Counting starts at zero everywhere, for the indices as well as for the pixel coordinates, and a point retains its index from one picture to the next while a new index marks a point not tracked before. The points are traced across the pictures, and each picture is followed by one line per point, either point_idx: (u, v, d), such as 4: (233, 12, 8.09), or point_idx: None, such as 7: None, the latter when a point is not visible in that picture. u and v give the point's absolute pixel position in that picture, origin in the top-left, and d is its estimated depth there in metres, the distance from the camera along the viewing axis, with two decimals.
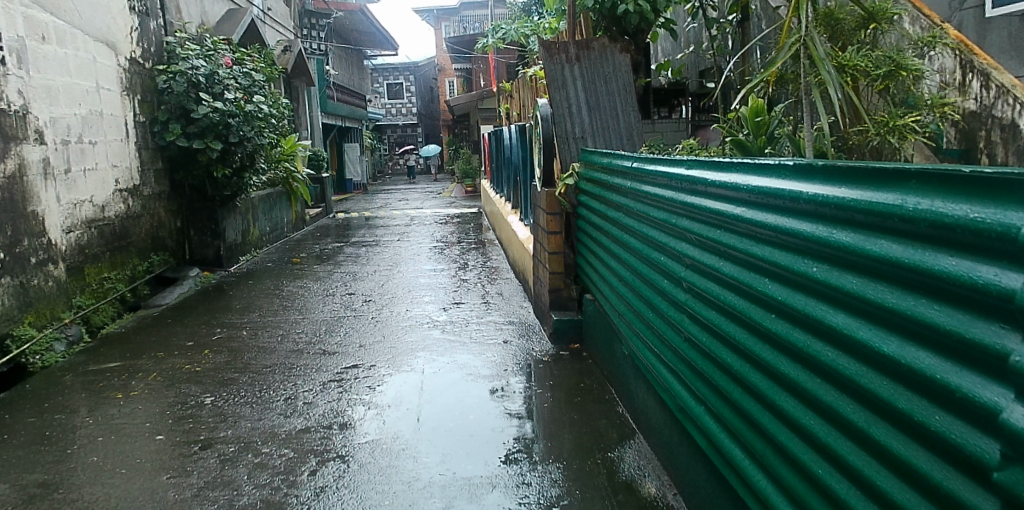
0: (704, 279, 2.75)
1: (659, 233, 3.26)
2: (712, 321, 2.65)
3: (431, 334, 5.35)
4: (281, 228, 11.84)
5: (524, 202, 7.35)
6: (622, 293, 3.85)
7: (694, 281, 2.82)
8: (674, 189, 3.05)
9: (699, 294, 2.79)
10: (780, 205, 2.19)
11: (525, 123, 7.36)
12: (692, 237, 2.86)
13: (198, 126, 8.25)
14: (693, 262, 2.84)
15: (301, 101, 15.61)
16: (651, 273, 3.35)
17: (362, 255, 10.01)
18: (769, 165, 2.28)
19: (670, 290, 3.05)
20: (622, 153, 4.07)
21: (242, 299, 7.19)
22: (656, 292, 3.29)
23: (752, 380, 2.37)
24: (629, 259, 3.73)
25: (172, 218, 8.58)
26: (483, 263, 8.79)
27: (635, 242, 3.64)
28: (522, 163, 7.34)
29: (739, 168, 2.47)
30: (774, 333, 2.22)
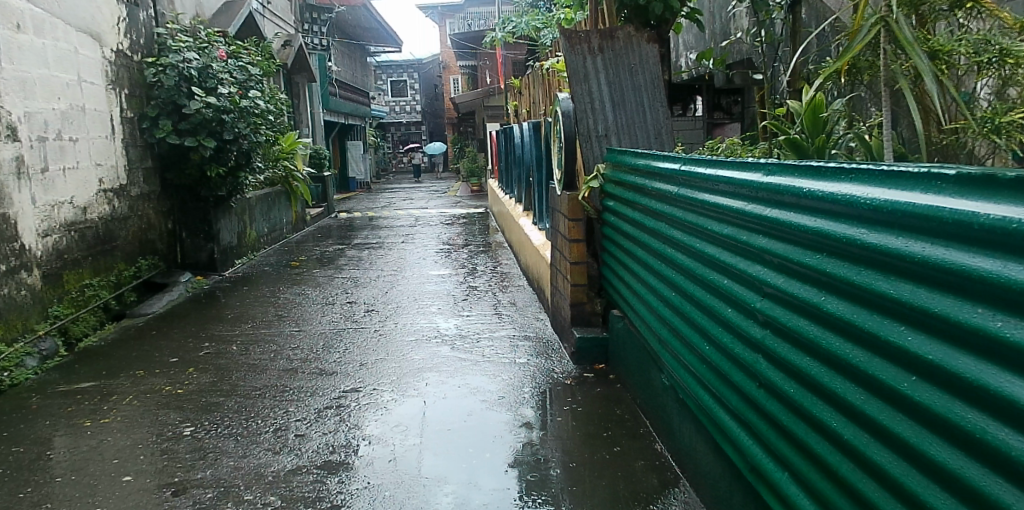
0: (785, 312, 2.23)
1: (717, 250, 2.73)
2: (799, 368, 2.13)
3: (439, 351, 4.86)
4: (280, 229, 11.37)
5: (538, 204, 6.87)
6: (662, 315, 3.33)
7: (772, 314, 2.30)
8: (745, 199, 2.51)
9: (778, 331, 2.27)
10: (930, 230, 1.66)
11: (539, 120, 6.89)
12: (770, 259, 2.33)
13: (190, 122, 7.76)
14: (771, 291, 2.32)
15: (301, 97, 15.11)
16: (705, 297, 2.83)
17: (365, 257, 9.53)
18: (908, 176, 1.75)
19: (736, 321, 2.53)
20: (664, 154, 3.55)
21: (235, 307, 6.70)
22: (711, 321, 2.76)
23: (863, 450, 1.86)
24: (673, 277, 3.20)
25: (163, 219, 8.10)
26: (493, 268, 8.30)
27: (682, 258, 3.11)
28: (536, 163, 6.87)
29: (855, 177, 1.94)
30: (907, 398, 1.70)
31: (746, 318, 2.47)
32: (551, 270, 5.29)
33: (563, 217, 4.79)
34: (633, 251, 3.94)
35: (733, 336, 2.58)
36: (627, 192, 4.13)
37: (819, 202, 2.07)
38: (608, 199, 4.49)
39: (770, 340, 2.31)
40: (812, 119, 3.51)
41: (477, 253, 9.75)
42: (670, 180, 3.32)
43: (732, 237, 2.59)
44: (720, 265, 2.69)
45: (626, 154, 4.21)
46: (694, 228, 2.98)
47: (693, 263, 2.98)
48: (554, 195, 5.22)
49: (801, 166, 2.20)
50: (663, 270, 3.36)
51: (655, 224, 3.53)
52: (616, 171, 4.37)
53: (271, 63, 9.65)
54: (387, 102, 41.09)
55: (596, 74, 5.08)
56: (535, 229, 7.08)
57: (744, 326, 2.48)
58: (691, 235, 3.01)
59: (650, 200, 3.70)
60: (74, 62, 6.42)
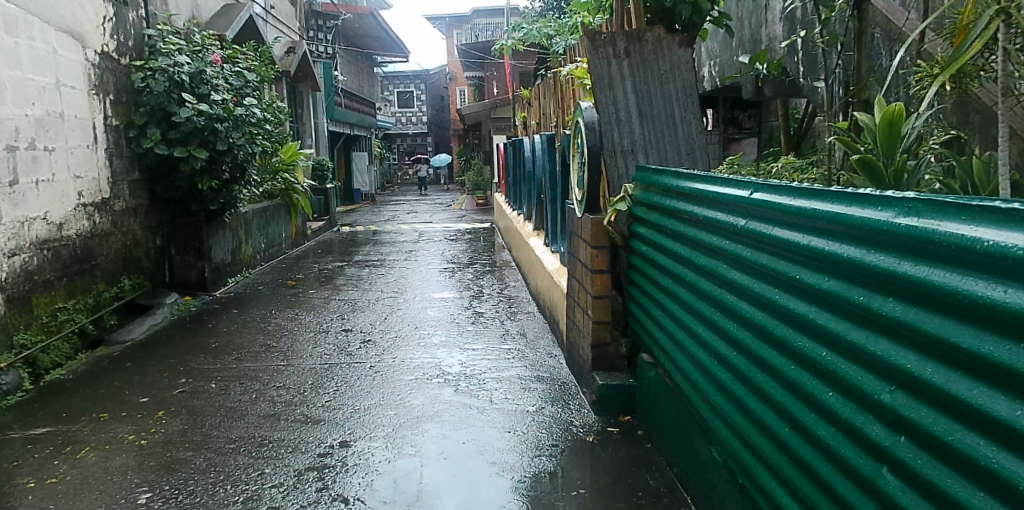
0: (927, 411, 1.65)
1: (802, 306, 2.14)
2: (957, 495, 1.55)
3: (442, 395, 4.28)
4: (278, 244, 10.82)
5: (552, 224, 6.32)
6: (715, 375, 2.73)
7: (900, 409, 1.71)
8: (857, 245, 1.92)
9: (912, 435, 1.68)
10: None
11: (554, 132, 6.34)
12: (896, 331, 1.74)
13: (181, 131, 7.19)
14: (897, 377, 1.73)
15: (304, 106, 14.58)
16: (782, 365, 2.23)
17: (365, 276, 8.98)
18: None
19: (838, 408, 1.94)
20: (718, 176, 2.94)
21: (221, 334, 6.12)
22: (793, 398, 2.17)
23: None
24: (729, 329, 2.62)
25: (150, 235, 7.51)
26: (501, 292, 7.73)
27: (745, 308, 2.51)
28: (550, 179, 6.31)
29: None
30: None
31: (846, 401, 1.91)
32: (567, 301, 4.72)
33: (583, 245, 4.23)
34: (670, 288, 3.36)
35: (829, 426, 1.99)
36: (664, 217, 3.55)
37: (995, 262, 1.51)
38: (638, 223, 3.91)
39: (895, 442, 1.73)
40: (888, 135, 3.04)
41: (483, 273, 9.20)
42: (726, 209, 2.74)
43: (823, 291, 2.02)
44: (803, 326, 2.13)
45: (663, 174, 3.63)
46: (760, 272, 2.41)
47: (757, 316, 2.41)
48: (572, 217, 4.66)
49: (959, 210, 1.62)
50: (713, 317, 2.79)
51: (702, 260, 2.96)
52: (650, 192, 3.79)
53: (269, 68, 9.11)
54: (393, 113, 40.64)
55: (622, 80, 4.56)
56: (547, 252, 6.51)
57: (843, 411, 1.91)
58: (755, 280, 2.44)
59: (695, 229, 3.11)
60: (52, 65, 5.88)
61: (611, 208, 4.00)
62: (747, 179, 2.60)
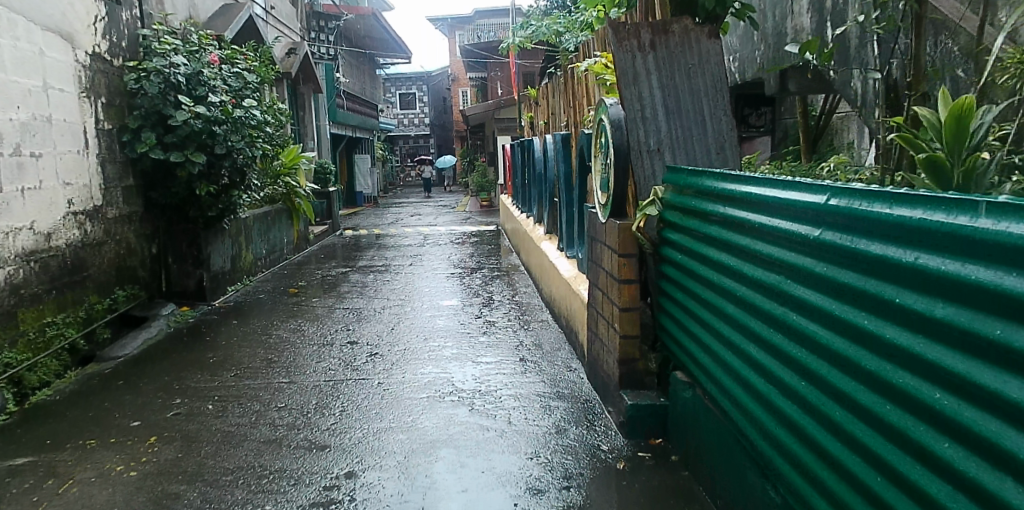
0: None
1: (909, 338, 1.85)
2: None
3: (456, 415, 3.96)
4: (280, 250, 10.51)
5: (568, 228, 6.01)
6: (778, 405, 2.43)
7: None
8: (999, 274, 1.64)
9: None
10: None
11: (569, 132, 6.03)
12: None
13: (177, 135, 6.89)
14: None
15: (306, 109, 14.30)
16: (877, 405, 1.94)
17: (370, 283, 8.67)
18: None
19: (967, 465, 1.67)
20: (776, 179, 2.63)
21: (219, 347, 5.81)
22: (895, 445, 1.89)
23: None
24: (795, 355, 2.34)
25: (146, 243, 7.21)
26: (512, 298, 7.41)
27: (819, 333, 2.21)
28: (565, 181, 5.99)
29: None
30: None
31: (974, 453, 1.65)
32: (589, 312, 4.41)
33: (608, 254, 3.91)
34: (710, 302, 3.09)
35: (950, 483, 1.72)
36: (702, 224, 3.26)
37: None
38: (671, 229, 3.62)
39: None
40: (954, 130, 2.69)
41: (493, 278, 8.88)
42: (788, 216, 2.46)
43: (940, 323, 1.75)
44: (904, 358, 1.86)
45: (701, 176, 3.34)
46: (838, 291, 2.13)
47: (835, 342, 2.14)
48: (593, 221, 4.35)
49: None
50: (773, 339, 2.49)
51: (754, 273, 2.68)
52: (684, 196, 3.50)
53: (269, 68, 8.81)
54: (395, 114, 40.37)
55: (648, 75, 4.26)
56: (562, 257, 6.19)
57: (976, 469, 1.65)
58: (832, 301, 2.15)
59: (746, 238, 2.80)
60: (39, 66, 5.58)
61: (641, 212, 3.68)
62: (824, 184, 2.29)
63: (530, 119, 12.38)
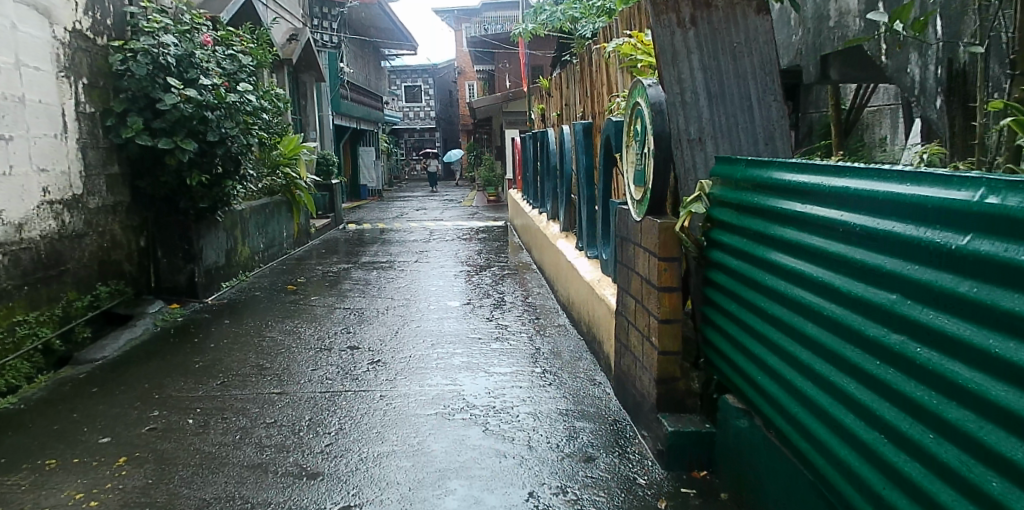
0: None
1: None
2: None
3: (468, 437, 3.49)
4: (280, 245, 10.05)
5: (588, 226, 5.52)
6: (888, 458, 1.96)
7: None
8: None
9: None
10: None
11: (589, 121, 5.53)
12: None
13: (166, 120, 6.41)
14: None
15: (308, 98, 13.79)
16: None
17: (373, 280, 8.18)
18: None
19: None
20: (880, 169, 2.13)
21: (206, 350, 5.33)
22: None
23: None
24: (917, 396, 1.86)
25: (133, 235, 6.73)
26: (523, 300, 6.92)
27: (961, 373, 1.73)
28: (585, 175, 5.50)
29: None
30: None
31: None
32: (618, 320, 3.94)
33: (643, 257, 3.44)
34: (777, 317, 2.60)
35: None
36: (764, 223, 2.77)
37: None
38: (721, 229, 3.12)
39: None
40: None
41: (503, 277, 8.39)
42: (902, 219, 1.98)
43: None
44: None
45: (763, 166, 2.83)
46: (994, 319, 1.66)
47: (988, 386, 1.66)
48: (624, 218, 3.86)
49: None
50: (880, 372, 2.00)
51: (844, 286, 2.19)
52: (740, 191, 2.99)
53: (267, 51, 8.31)
54: (401, 107, 39.84)
55: (688, 55, 3.75)
56: (581, 257, 5.70)
57: None
58: (985, 332, 1.68)
59: (831, 241, 2.30)
60: (10, 41, 5.10)
61: (686, 210, 3.20)
62: (963, 178, 1.80)
63: (541, 111, 11.86)
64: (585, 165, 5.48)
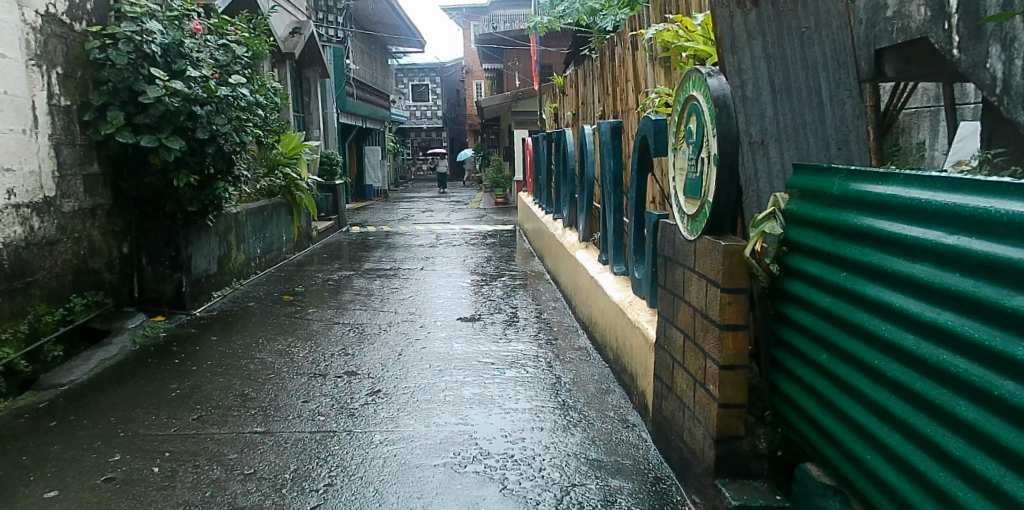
0: None
1: None
2: None
3: (483, 501, 2.94)
4: (279, 250, 9.48)
5: (615, 239, 4.93)
6: None
7: None
8: None
9: None
10: None
11: (620, 121, 4.91)
12: None
13: (150, 115, 5.80)
14: None
15: (312, 94, 13.18)
16: None
17: (376, 291, 7.59)
18: None
19: None
20: None
21: (187, 375, 4.72)
22: None
23: None
24: None
25: (115, 241, 6.04)
26: (539, 317, 6.32)
27: None
28: (614, 183, 4.90)
29: None
30: None
31: None
32: (660, 355, 3.37)
33: (697, 284, 2.86)
34: (898, 380, 2.00)
35: None
36: (870, 253, 2.16)
37: None
38: (803, 256, 2.51)
39: None
40: None
41: (516, 288, 7.80)
42: None
43: None
44: None
45: (869, 179, 2.24)
46: None
47: None
48: (670, 235, 3.27)
49: None
50: None
51: (1018, 354, 1.61)
52: (832, 208, 2.38)
53: (264, 41, 7.70)
54: (407, 106, 39.24)
55: (749, 42, 3.18)
56: (606, 273, 5.13)
57: None
58: None
59: (987, 289, 1.72)
60: None
61: (756, 231, 2.61)
62: None
63: (554, 110, 11.26)
64: (613, 170, 4.90)
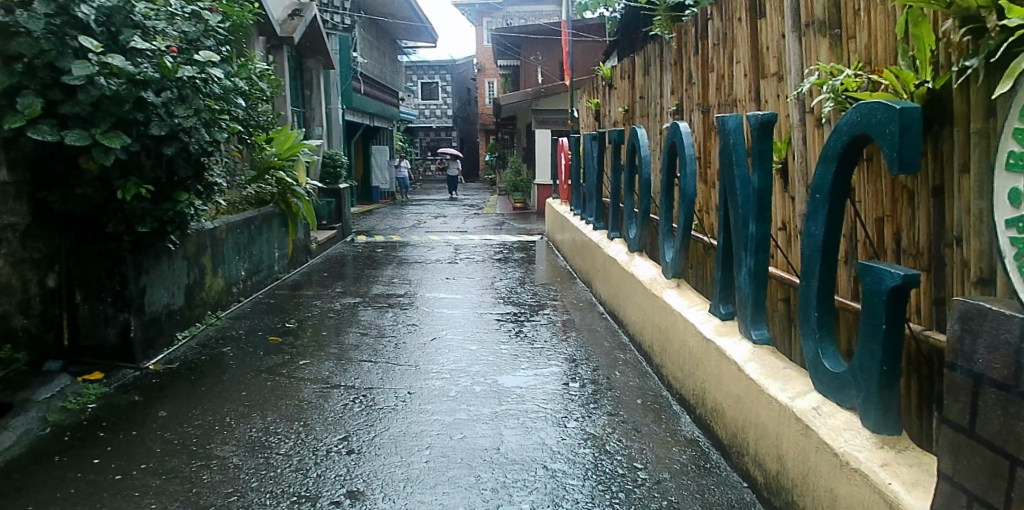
0: None
1: None
2: None
3: None
4: (271, 268, 7.84)
5: (755, 296, 3.30)
6: None
7: None
8: None
9: None
10: None
11: (772, 113, 3.10)
12: None
13: (79, 101, 4.15)
14: None
15: (314, 87, 11.55)
16: None
17: (388, 328, 5.94)
18: None
19: None
20: None
21: (103, 493, 3.03)
22: None
23: None
24: None
25: (34, 272, 4.39)
26: (609, 379, 4.66)
27: None
28: (758, 209, 3.22)
29: None
30: None
31: None
32: None
33: None
34: None
35: None
36: None
37: None
38: None
39: None
40: None
41: (565, 327, 6.12)
42: None
43: None
44: None
45: None
46: None
47: None
48: (1013, 340, 1.64)
49: None
50: None
51: None
52: None
53: (248, 10, 6.03)
54: (416, 104, 37.58)
55: None
56: (733, 337, 3.47)
57: None
58: None
59: None
60: None
61: None
62: None
63: (595, 107, 9.60)
64: (759, 191, 3.20)
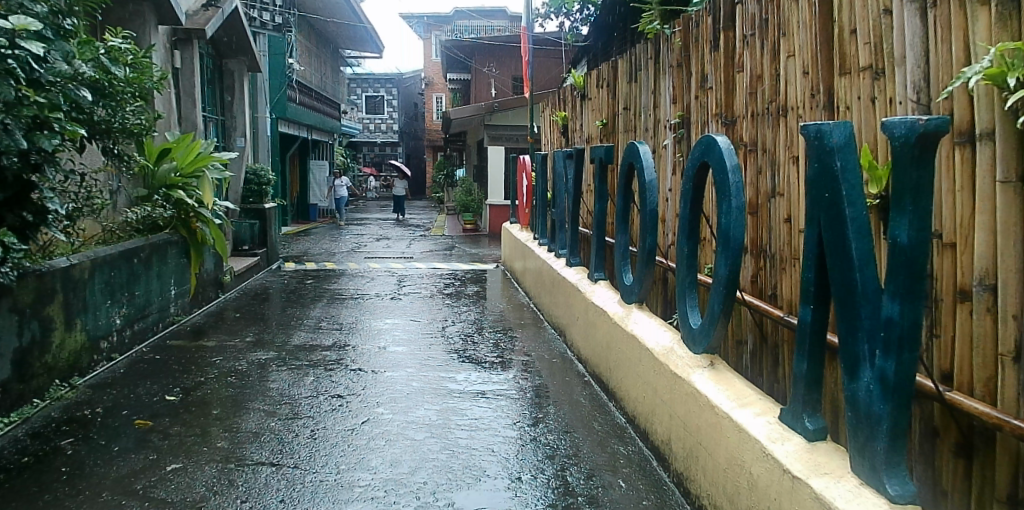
0: None
1: None
2: None
3: None
4: (166, 310, 6.30)
5: (892, 426, 1.99)
6: None
7: None
8: None
9: None
10: None
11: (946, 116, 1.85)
12: None
13: None
14: None
15: (235, 92, 10.04)
16: None
17: (305, 401, 4.48)
18: None
19: None
20: None
21: None
22: None
23: None
24: None
25: None
26: (611, 491, 3.30)
27: None
28: (908, 285, 1.92)
29: None
30: None
31: None
32: None
33: None
34: None
35: None
36: None
37: None
38: None
39: None
40: None
41: (538, 395, 4.75)
42: None
43: None
44: None
45: None
46: None
47: None
48: None
49: None
50: None
51: None
52: None
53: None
54: (361, 119, 35.99)
55: None
56: (842, 480, 2.15)
57: None
58: None
59: None
60: None
61: None
62: None
63: (561, 120, 8.31)
64: (906, 253, 1.90)
